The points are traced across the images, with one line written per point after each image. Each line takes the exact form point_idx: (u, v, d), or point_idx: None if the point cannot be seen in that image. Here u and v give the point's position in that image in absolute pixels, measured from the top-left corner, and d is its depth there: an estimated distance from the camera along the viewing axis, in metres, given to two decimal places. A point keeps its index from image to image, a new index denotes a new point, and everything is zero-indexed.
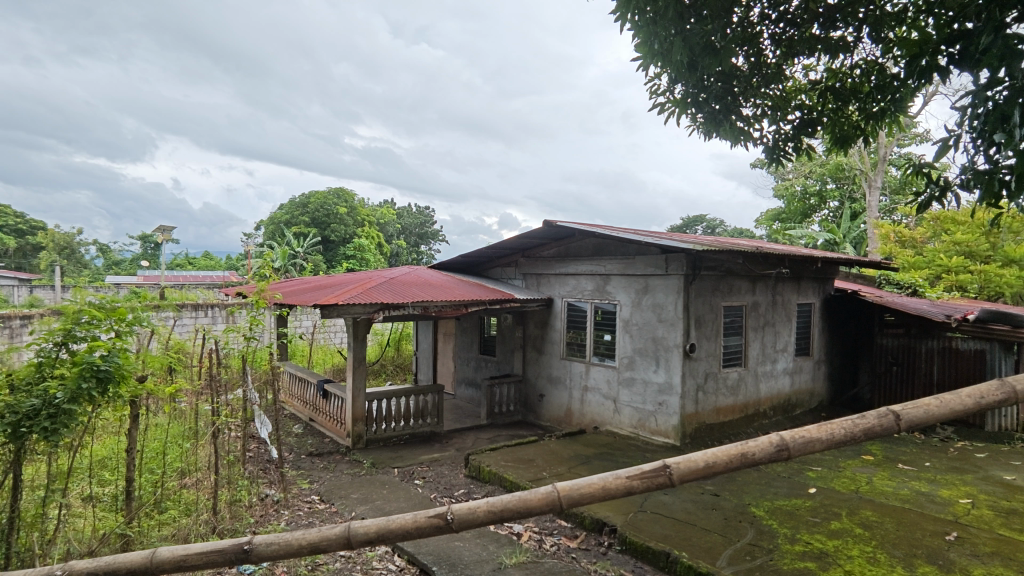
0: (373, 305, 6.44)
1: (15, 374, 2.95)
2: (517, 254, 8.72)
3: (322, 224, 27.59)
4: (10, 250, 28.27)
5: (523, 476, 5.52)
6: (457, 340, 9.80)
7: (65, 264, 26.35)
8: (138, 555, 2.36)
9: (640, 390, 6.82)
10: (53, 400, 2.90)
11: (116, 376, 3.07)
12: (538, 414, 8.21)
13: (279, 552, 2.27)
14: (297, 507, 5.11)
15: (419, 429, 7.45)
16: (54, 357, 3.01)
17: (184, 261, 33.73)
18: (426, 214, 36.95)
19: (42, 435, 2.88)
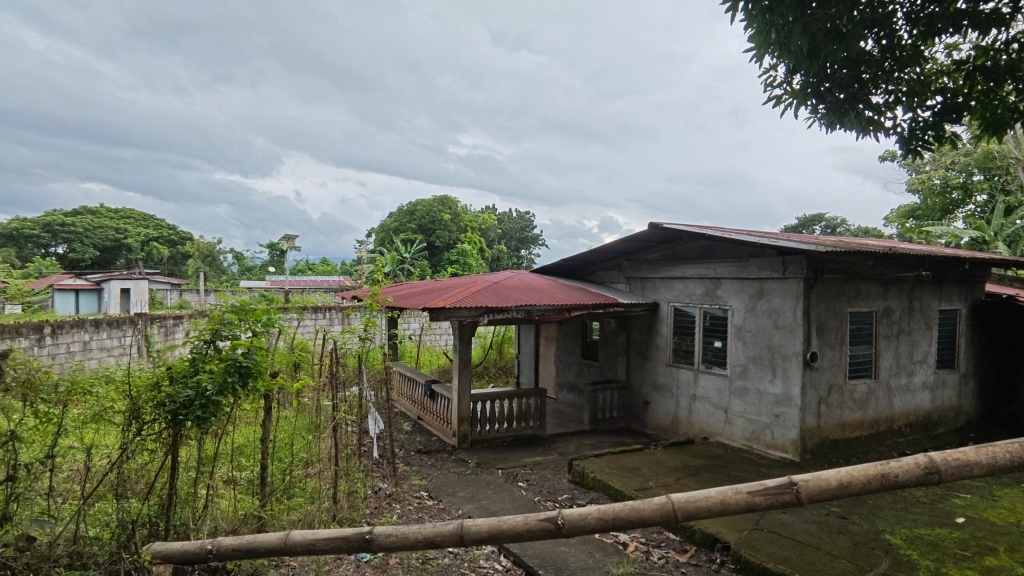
0: (478, 309, 6.60)
1: (174, 368, 3.31)
2: (621, 257, 8.57)
3: (428, 231, 28.86)
4: (165, 259, 32.24)
5: (629, 485, 5.39)
6: (559, 345, 9.81)
7: (208, 271, 29.59)
8: (274, 537, 2.57)
9: (754, 401, 6.43)
10: (204, 392, 3.23)
11: (255, 371, 3.38)
12: (643, 422, 8.00)
13: (397, 544, 2.38)
14: (407, 502, 5.34)
15: (522, 431, 7.53)
16: (205, 352, 3.36)
17: (306, 267, 36.66)
18: (526, 219, 37.37)
19: (196, 422, 3.22)
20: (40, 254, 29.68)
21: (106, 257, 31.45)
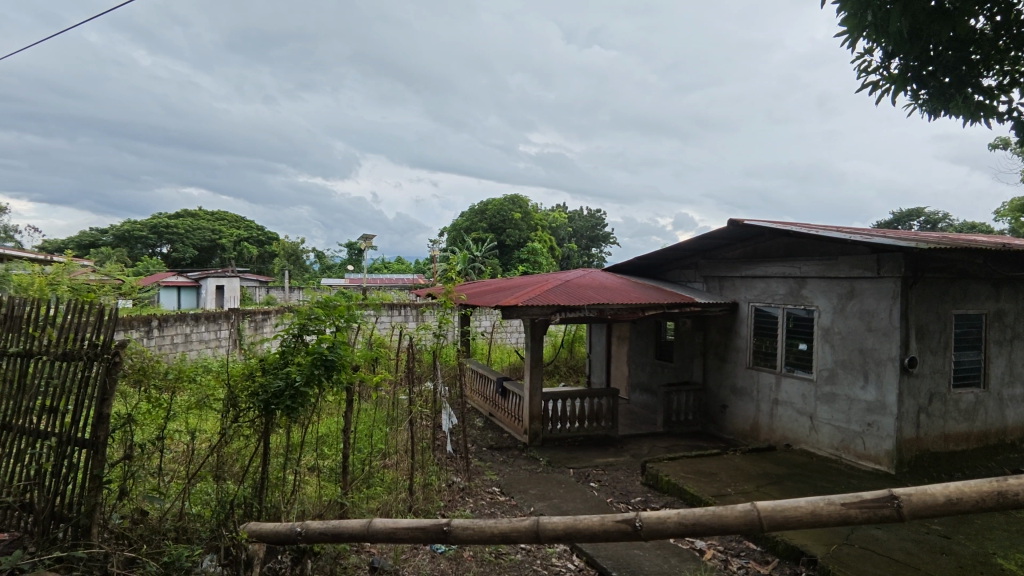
0: (550, 307, 6.60)
1: (267, 359, 3.52)
2: (698, 255, 8.30)
3: (499, 229, 29.26)
4: (254, 258, 34.42)
5: (706, 490, 5.22)
6: (631, 345, 9.65)
7: (292, 269, 31.31)
8: (357, 524, 2.67)
9: (843, 408, 6.05)
10: (293, 383, 3.42)
11: (339, 364, 3.53)
12: (720, 426, 7.72)
13: (474, 537, 2.42)
14: (480, 496, 5.43)
15: (593, 431, 7.47)
16: (294, 345, 3.55)
17: (382, 265, 38.05)
18: (596, 217, 36.93)
19: (286, 411, 3.41)
20: (147, 253, 32.48)
21: (203, 256, 33.95)
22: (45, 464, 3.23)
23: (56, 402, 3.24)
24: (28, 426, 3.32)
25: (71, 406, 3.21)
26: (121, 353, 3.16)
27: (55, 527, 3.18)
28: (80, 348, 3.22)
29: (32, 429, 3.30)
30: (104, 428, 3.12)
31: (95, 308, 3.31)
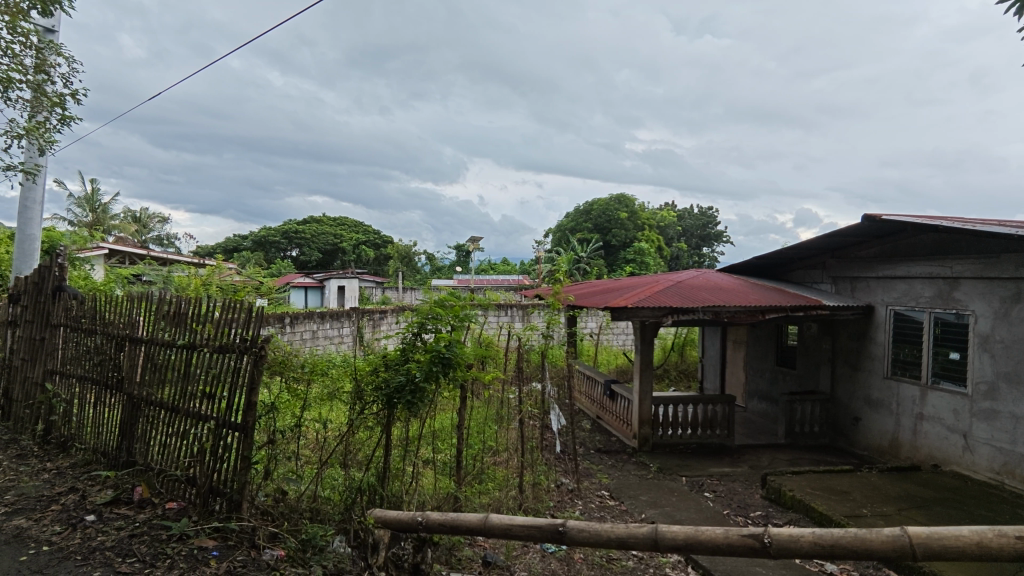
0: (662, 309, 6.40)
1: (389, 356, 3.73)
2: (826, 254, 7.67)
3: (604, 229, 29.06)
4: (372, 260, 36.76)
5: (837, 510, 4.80)
6: (749, 349, 9.14)
7: (405, 270, 33.06)
8: (474, 518, 2.74)
9: (1006, 427, 5.31)
10: (414, 378, 3.59)
11: (455, 362, 3.66)
12: (852, 441, 7.09)
13: (590, 540, 2.41)
14: (589, 499, 5.40)
15: (707, 439, 7.16)
16: (413, 343, 3.73)
17: (489, 267, 39.09)
18: (707, 215, 35.29)
19: (407, 405, 3.59)
20: (280, 257, 35.76)
21: (327, 258, 36.76)
22: (206, 444, 3.66)
23: (214, 390, 3.65)
24: (193, 411, 3.76)
25: (226, 393, 3.60)
26: (266, 346, 3.49)
27: (213, 500, 3.60)
28: (234, 342, 3.60)
29: (195, 412, 3.75)
30: (252, 414, 3.46)
31: (245, 306, 3.68)
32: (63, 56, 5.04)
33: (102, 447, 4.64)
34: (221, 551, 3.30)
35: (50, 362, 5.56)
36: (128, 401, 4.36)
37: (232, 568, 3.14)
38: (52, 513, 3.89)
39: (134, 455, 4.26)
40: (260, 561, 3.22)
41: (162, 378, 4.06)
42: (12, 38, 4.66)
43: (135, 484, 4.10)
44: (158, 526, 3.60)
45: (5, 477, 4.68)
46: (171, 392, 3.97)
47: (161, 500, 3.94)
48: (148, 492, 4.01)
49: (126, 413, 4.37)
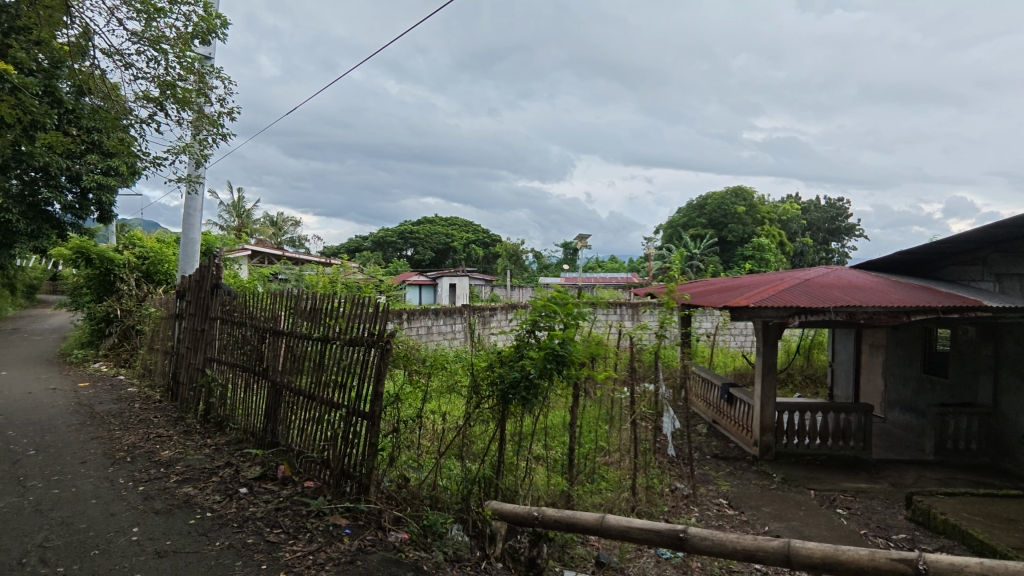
0: (787, 309, 5.97)
1: (504, 352, 3.82)
2: (987, 248, 6.75)
3: (719, 224, 27.69)
4: (482, 258, 37.83)
5: (1002, 540, 4.22)
6: (889, 355, 8.28)
7: (513, 269, 33.70)
8: (592, 517, 2.73)
9: None
10: (528, 374, 3.65)
11: (569, 359, 3.65)
12: (1019, 462, 6.19)
13: (714, 549, 2.32)
14: (706, 507, 5.19)
15: (839, 451, 6.58)
16: (527, 340, 3.79)
17: (597, 265, 38.81)
18: (837, 206, 32.37)
19: (522, 400, 3.66)
20: (397, 256, 37.92)
21: (440, 257, 38.37)
22: (338, 429, 3.97)
23: (345, 379, 3.95)
24: (328, 398, 4.09)
25: (355, 383, 3.88)
26: (391, 341, 3.71)
27: (344, 482, 3.89)
28: (362, 336, 3.87)
29: (329, 400, 4.07)
30: (379, 403, 3.70)
31: (371, 303, 3.94)
32: (219, 80, 5.71)
33: (251, 428, 5.19)
34: (353, 530, 3.58)
35: (209, 351, 6.30)
36: (272, 387, 4.83)
37: (363, 546, 3.39)
38: (212, 484, 4.41)
39: (277, 436, 4.72)
40: (387, 542, 3.45)
41: (300, 368, 4.45)
42: (180, 66, 5.36)
43: (278, 463, 4.54)
44: (298, 502, 3.96)
45: (176, 450, 5.38)
46: (308, 381, 4.34)
47: (300, 478, 4.33)
48: (289, 470, 4.42)
49: (270, 398, 4.84)
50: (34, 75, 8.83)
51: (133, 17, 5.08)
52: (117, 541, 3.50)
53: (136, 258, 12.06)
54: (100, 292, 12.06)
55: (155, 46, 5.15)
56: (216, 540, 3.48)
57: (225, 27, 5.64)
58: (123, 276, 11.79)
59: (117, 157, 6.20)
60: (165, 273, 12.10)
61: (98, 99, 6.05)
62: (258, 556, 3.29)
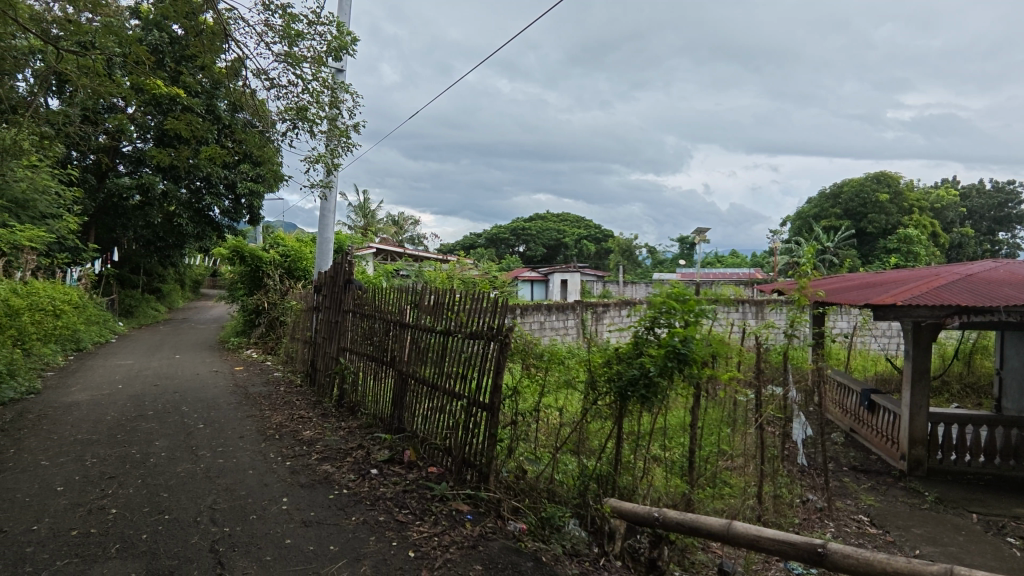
0: (944, 309, 5.30)
1: (622, 349, 3.78)
2: None
3: (857, 215, 25.23)
4: (593, 254, 37.55)
5: None
6: None
7: (626, 264, 33.12)
8: (717, 523, 2.66)
9: None
10: (647, 372, 3.57)
11: (692, 359, 3.50)
12: None
13: (858, 568, 2.16)
14: (843, 522, 4.77)
15: (1008, 472, 5.81)
16: (646, 337, 3.71)
17: (715, 260, 37.09)
18: (1006, 191, 28.18)
19: (641, 398, 3.60)
20: (510, 253, 38.72)
21: (551, 253, 38.61)
22: (460, 418, 4.15)
23: (466, 371, 4.12)
24: (450, 388, 4.29)
25: (475, 375, 4.03)
26: (509, 335, 3.80)
27: (466, 470, 4.07)
28: (482, 330, 4.00)
29: (451, 390, 4.26)
30: (498, 396, 3.81)
31: (490, 298, 4.07)
32: (348, 93, 6.16)
33: (380, 413, 5.57)
34: (474, 516, 3.74)
35: (342, 341, 6.84)
36: (399, 376, 5.14)
37: (484, 532, 3.52)
38: (347, 463, 4.80)
39: (404, 423, 5.02)
40: (506, 531, 3.56)
41: (424, 359, 4.70)
42: (316, 82, 5.86)
43: (404, 448, 4.84)
44: (423, 486, 4.20)
45: (316, 430, 5.92)
46: (431, 371, 4.57)
47: (424, 463, 4.58)
48: (414, 456, 4.69)
49: (397, 386, 5.16)
50: (198, 97, 10.10)
51: (278, 40, 5.62)
52: (271, 508, 3.92)
53: (280, 256, 13.39)
54: (251, 286, 13.55)
55: (295, 65, 5.67)
56: (353, 515, 3.79)
57: (355, 43, 6.08)
58: (269, 272, 13.15)
59: (266, 166, 6.91)
60: (304, 269, 13.31)
61: (249, 115, 6.78)
62: (389, 533, 3.53)
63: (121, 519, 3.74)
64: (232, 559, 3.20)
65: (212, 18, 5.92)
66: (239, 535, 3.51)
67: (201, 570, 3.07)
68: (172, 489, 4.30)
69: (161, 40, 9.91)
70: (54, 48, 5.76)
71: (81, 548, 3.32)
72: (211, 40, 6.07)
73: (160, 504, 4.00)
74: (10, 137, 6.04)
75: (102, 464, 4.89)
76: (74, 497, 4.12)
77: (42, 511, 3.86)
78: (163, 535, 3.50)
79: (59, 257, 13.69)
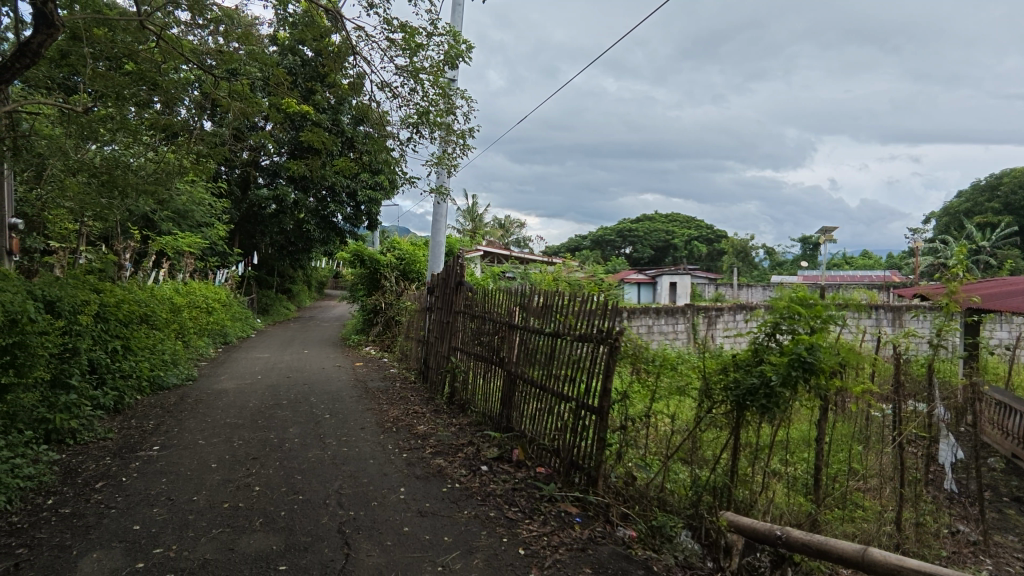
0: None
1: (739, 356, 3.60)
2: None
3: (1021, 209, 22.12)
4: (705, 255, 36.05)
5: None
6: None
7: (741, 266, 31.48)
8: (851, 548, 2.49)
9: None
10: (769, 381, 3.35)
11: (820, 369, 3.23)
12: None
13: None
14: (1003, 561, 4.20)
15: None
16: (767, 345, 3.51)
17: (843, 262, 34.22)
18: None
19: (762, 409, 3.40)
20: (616, 254, 38.20)
21: (660, 255, 37.55)
22: (568, 420, 4.17)
23: (575, 373, 4.13)
24: (559, 390, 4.31)
25: (584, 378, 4.02)
26: (620, 338, 3.76)
27: (574, 472, 4.07)
28: (592, 332, 3.98)
29: (560, 392, 4.29)
30: (608, 399, 3.78)
31: (599, 300, 4.05)
32: (462, 99, 6.40)
33: (489, 412, 5.72)
34: (583, 519, 3.74)
35: (453, 340, 7.11)
36: (508, 376, 5.25)
37: (593, 536, 3.51)
38: (459, 459, 5.00)
39: (512, 422, 5.12)
40: (616, 537, 3.52)
41: (533, 360, 4.76)
42: (433, 91, 6.15)
43: (513, 446, 4.93)
44: (533, 485, 4.27)
45: (429, 425, 6.21)
46: (540, 372, 4.62)
47: (533, 463, 4.64)
48: (523, 455, 4.77)
49: (507, 386, 5.27)
50: (326, 112, 10.99)
51: (400, 52, 5.97)
52: (390, 497, 4.18)
53: (397, 259, 14.18)
54: (370, 287, 14.46)
55: (414, 76, 6.00)
56: (465, 509, 3.94)
57: (470, 50, 6.30)
58: (387, 274, 13.98)
59: (385, 174, 7.37)
60: (417, 271, 14.00)
61: (370, 127, 7.26)
62: (500, 529, 3.62)
63: (263, 497, 4.15)
64: (357, 541, 3.44)
65: (339, 39, 6.40)
66: (363, 519, 3.77)
67: (331, 549, 3.34)
68: (305, 472, 4.71)
69: (295, 62, 10.89)
70: (209, 76, 6.53)
71: (232, 519, 3.75)
72: (338, 59, 6.56)
73: (295, 485, 4.40)
74: (175, 156, 6.94)
75: (246, 445, 5.48)
76: (226, 474, 4.65)
77: (200, 484, 4.40)
78: (298, 513, 3.85)
79: (210, 261, 15.46)
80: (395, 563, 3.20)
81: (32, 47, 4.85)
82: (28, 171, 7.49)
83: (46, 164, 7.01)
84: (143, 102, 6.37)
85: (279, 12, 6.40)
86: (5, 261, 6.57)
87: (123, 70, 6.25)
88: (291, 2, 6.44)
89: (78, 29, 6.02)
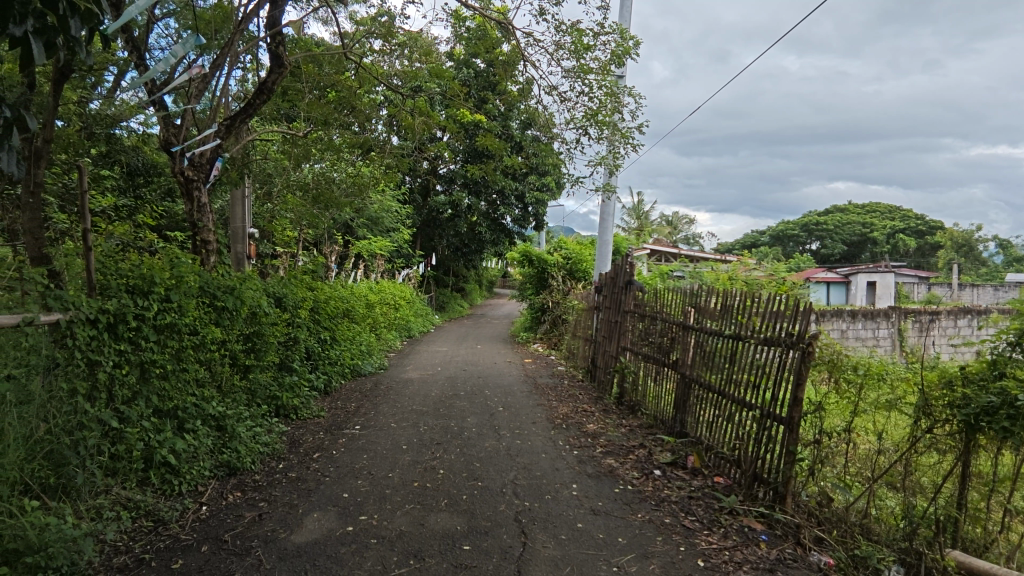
0: None
1: (969, 368, 3.06)
2: None
3: None
4: (913, 250, 31.15)
5: None
6: None
7: (962, 263, 26.68)
8: None
9: None
10: (1014, 401, 2.79)
11: None
12: None
13: None
14: None
15: None
16: (1009, 357, 2.92)
17: None
18: None
19: (1002, 434, 2.84)
20: (800, 251, 34.71)
21: (855, 251, 33.26)
22: (752, 429, 3.88)
23: (759, 379, 3.83)
24: (741, 397, 4.02)
25: (770, 385, 3.72)
26: (814, 343, 3.40)
27: (758, 486, 3.79)
28: (780, 336, 3.66)
29: (741, 399, 4.01)
30: (799, 409, 3.45)
31: (788, 301, 3.70)
32: (630, 97, 6.29)
33: (660, 415, 5.56)
34: (770, 537, 3.43)
35: (622, 340, 7.03)
36: (682, 380, 5.04)
37: (783, 558, 3.20)
38: (631, 461, 4.92)
39: (687, 427, 4.91)
40: (810, 561, 3.17)
41: (710, 363, 4.51)
42: (600, 91, 6.15)
43: (688, 453, 4.73)
44: (710, 496, 4.05)
45: (598, 425, 6.22)
46: (718, 377, 4.37)
47: (710, 472, 4.40)
48: (699, 462, 4.55)
49: (680, 389, 5.06)
50: (497, 119, 11.56)
51: (568, 55, 6.06)
52: (562, 492, 4.27)
53: (564, 258, 14.42)
54: (538, 286, 14.87)
55: (583, 77, 6.04)
56: (639, 512, 3.87)
57: (637, 45, 6.18)
58: (554, 273, 14.28)
59: (553, 176, 7.53)
60: (584, 270, 14.09)
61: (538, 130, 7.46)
62: (676, 536, 3.50)
63: (447, 480, 4.50)
64: (533, 531, 3.58)
65: (510, 48, 6.66)
66: (537, 510, 3.91)
67: (509, 535, 3.51)
68: (483, 460, 5.01)
69: (470, 75, 11.62)
70: (398, 96, 7.22)
71: (421, 497, 4.12)
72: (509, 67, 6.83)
73: (475, 472, 4.70)
74: (371, 170, 7.83)
75: (431, 431, 5.98)
76: (414, 456, 5.12)
77: (395, 463, 4.91)
78: (478, 498, 4.10)
79: (397, 262, 17.15)
80: (570, 557, 3.26)
81: (267, 85, 5.82)
82: (262, 189, 8.96)
83: (275, 183, 8.32)
84: (345, 125, 7.26)
85: (457, 30, 6.86)
86: (247, 264, 7.92)
87: (331, 98, 7.19)
88: (467, 19, 6.89)
89: (298, 66, 7.05)
